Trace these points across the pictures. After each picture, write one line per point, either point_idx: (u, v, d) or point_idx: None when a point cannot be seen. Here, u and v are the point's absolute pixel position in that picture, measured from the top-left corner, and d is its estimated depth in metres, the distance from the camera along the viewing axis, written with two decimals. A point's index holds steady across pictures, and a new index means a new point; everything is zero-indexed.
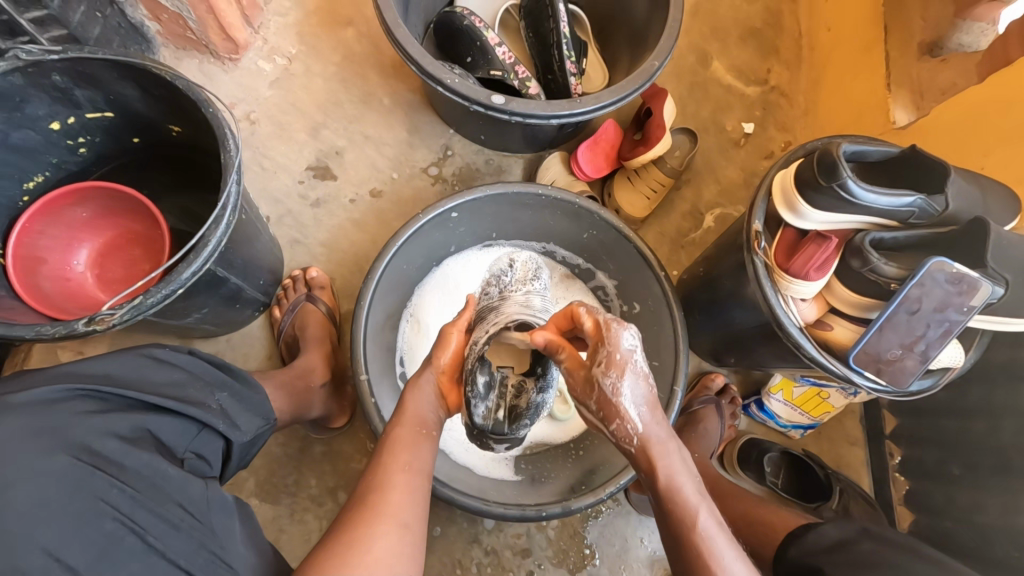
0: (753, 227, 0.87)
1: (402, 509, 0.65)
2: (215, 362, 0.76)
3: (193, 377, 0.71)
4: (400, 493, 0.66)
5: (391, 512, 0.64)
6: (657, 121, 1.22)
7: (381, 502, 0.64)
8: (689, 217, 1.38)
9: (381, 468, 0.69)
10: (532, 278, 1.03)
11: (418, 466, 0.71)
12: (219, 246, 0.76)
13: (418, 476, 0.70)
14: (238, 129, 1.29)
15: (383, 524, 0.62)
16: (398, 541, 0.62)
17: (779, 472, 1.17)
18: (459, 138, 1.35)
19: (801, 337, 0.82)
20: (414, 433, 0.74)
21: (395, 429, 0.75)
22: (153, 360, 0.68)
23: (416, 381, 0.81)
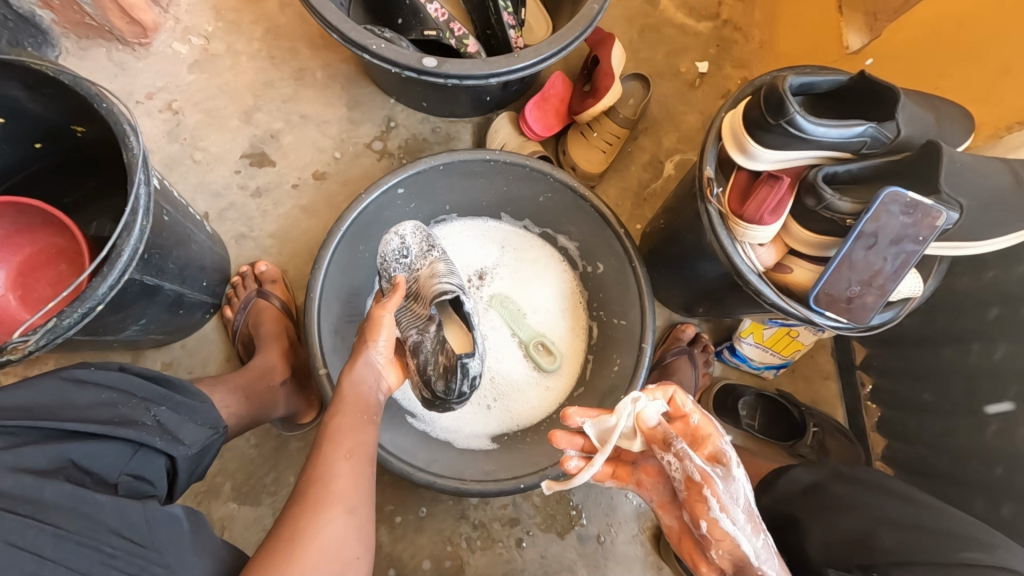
0: (704, 173, 0.83)
1: (348, 494, 0.65)
2: (149, 375, 0.71)
3: (124, 397, 0.66)
4: (345, 478, 0.66)
5: (335, 500, 0.63)
6: (605, 69, 1.16)
7: (325, 490, 0.64)
8: (649, 167, 1.34)
9: (321, 458, 0.68)
10: (428, 246, 1.00)
11: (361, 451, 0.70)
12: (137, 254, 0.71)
13: (363, 461, 0.69)
14: (162, 120, 1.19)
15: (328, 511, 0.62)
16: (345, 527, 0.62)
17: (755, 413, 1.17)
18: (402, 107, 1.27)
19: (760, 283, 0.80)
20: (357, 417, 0.75)
21: (336, 417, 0.74)
22: (75, 383, 0.64)
23: (351, 364, 0.80)
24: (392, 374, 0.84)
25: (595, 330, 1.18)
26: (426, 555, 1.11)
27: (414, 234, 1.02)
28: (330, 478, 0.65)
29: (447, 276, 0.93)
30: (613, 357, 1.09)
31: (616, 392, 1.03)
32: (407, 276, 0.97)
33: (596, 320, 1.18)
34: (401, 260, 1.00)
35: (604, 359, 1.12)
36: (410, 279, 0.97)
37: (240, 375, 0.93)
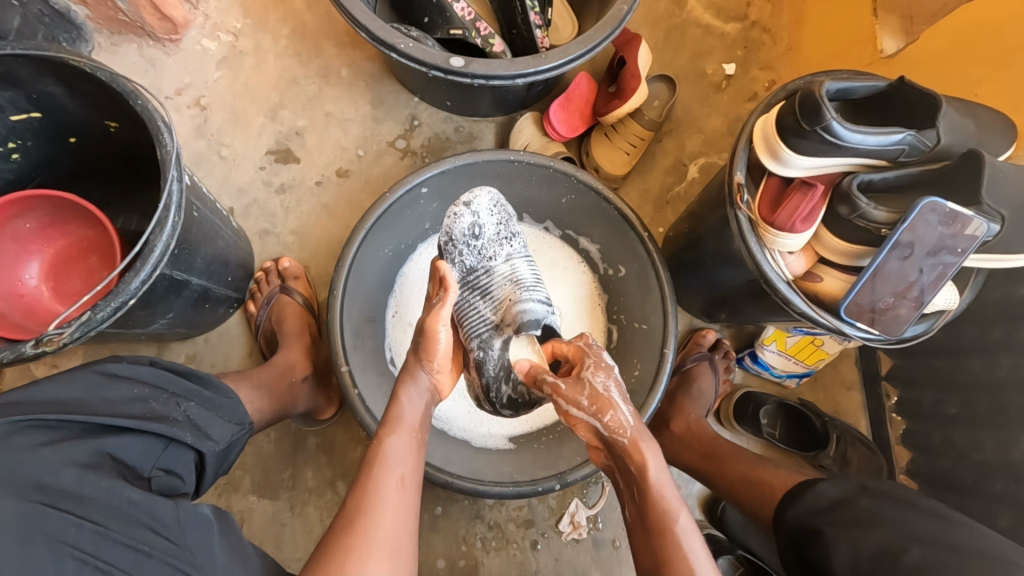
0: (734, 178, 0.81)
1: (394, 531, 0.65)
2: (179, 370, 0.73)
3: (155, 391, 0.68)
4: (391, 513, 0.66)
5: (381, 536, 0.63)
6: (632, 71, 1.15)
7: (371, 525, 0.64)
8: (672, 170, 1.33)
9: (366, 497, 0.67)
10: (506, 233, 1.02)
11: (411, 480, 0.71)
12: (169, 249, 0.71)
13: (409, 492, 0.69)
14: (190, 116, 1.21)
15: (374, 549, 0.62)
16: (389, 567, 0.62)
17: (776, 423, 1.15)
18: (425, 106, 1.27)
19: (789, 292, 0.78)
20: (410, 439, 0.75)
21: (390, 439, 0.73)
22: (110, 377, 0.65)
23: (407, 378, 0.82)
24: (446, 382, 0.88)
25: (614, 334, 1.17)
26: (441, 554, 1.11)
27: (490, 211, 1.02)
28: (378, 512, 0.65)
29: (527, 287, 0.97)
30: (633, 362, 1.08)
31: (637, 398, 1.03)
32: (479, 262, 1.00)
33: (615, 324, 1.17)
34: (473, 239, 1.00)
35: (623, 363, 1.11)
36: (480, 270, 0.99)
37: (263, 372, 0.93)
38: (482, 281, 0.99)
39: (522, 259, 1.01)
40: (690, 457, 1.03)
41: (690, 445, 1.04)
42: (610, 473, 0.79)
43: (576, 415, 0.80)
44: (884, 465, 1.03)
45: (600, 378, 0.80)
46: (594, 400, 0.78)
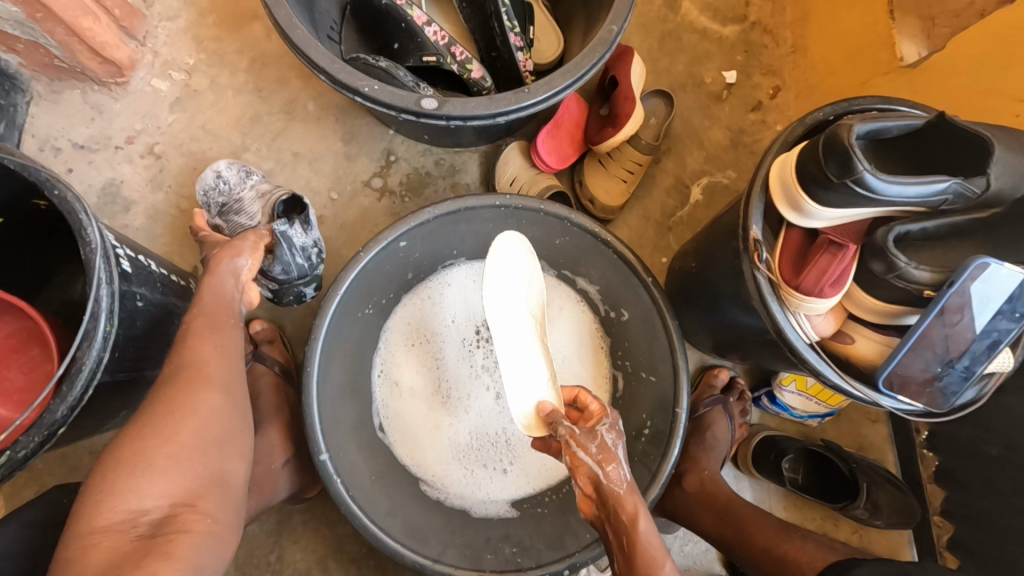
0: (751, 234, 0.70)
1: (220, 373, 0.64)
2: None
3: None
4: (212, 351, 0.65)
5: (211, 381, 0.63)
6: (626, 93, 1.05)
7: (197, 371, 0.62)
8: (675, 193, 1.21)
9: (153, 409, 0.58)
10: (245, 175, 0.96)
11: (193, 426, 0.58)
12: (102, 363, 0.61)
13: (217, 427, 0.59)
14: (144, 167, 1.10)
15: (204, 391, 0.61)
16: (223, 404, 0.61)
17: (799, 467, 1.06)
18: (402, 139, 1.17)
19: (821, 364, 0.68)
20: (210, 391, 0.62)
21: (199, 344, 0.65)
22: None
23: (213, 269, 0.72)
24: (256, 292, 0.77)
25: (620, 383, 1.08)
26: None
27: (238, 172, 0.97)
28: (182, 420, 0.57)
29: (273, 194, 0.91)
30: (641, 416, 1.00)
31: (651, 463, 0.93)
32: (217, 218, 0.94)
33: (621, 372, 1.07)
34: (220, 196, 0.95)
35: (632, 418, 1.02)
36: (232, 204, 0.93)
37: None
38: (232, 213, 0.93)
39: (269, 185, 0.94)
40: (705, 518, 0.95)
41: (705, 504, 0.97)
42: (600, 526, 0.68)
43: (579, 466, 0.68)
44: (917, 504, 0.96)
45: (607, 434, 0.69)
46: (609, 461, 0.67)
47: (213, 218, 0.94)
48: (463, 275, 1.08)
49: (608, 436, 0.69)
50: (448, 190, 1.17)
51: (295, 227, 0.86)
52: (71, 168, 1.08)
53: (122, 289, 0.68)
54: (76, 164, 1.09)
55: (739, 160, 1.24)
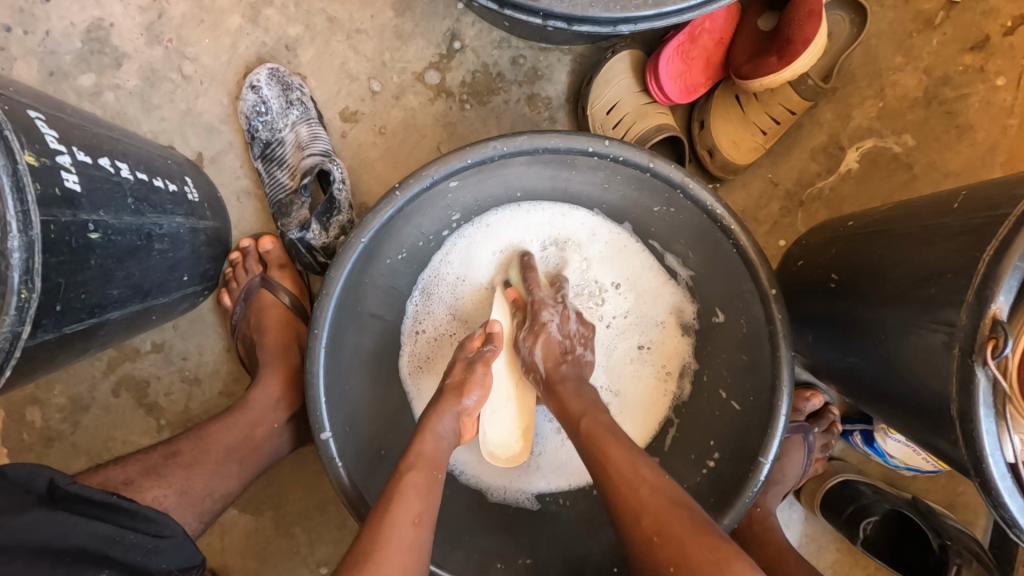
0: (990, 308, 0.45)
1: (436, 456, 0.64)
2: (97, 502, 0.50)
3: (47, 562, 0.45)
4: (432, 440, 0.65)
5: (427, 464, 0.62)
6: (811, 5, 0.70)
7: (412, 452, 0.63)
8: (822, 156, 0.90)
9: (388, 513, 0.56)
10: (287, 104, 0.83)
11: (427, 517, 0.58)
12: (22, 337, 0.44)
13: (427, 531, 0.57)
14: (139, 8, 0.85)
15: (407, 477, 0.60)
16: (428, 486, 0.60)
17: (874, 522, 0.88)
18: (473, 20, 0.86)
19: (1020, 513, 0.47)
20: (428, 478, 0.61)
21: (431, 425, 0.66)
22: None
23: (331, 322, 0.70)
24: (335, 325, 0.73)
25: (686, 388, 0.87)
26: None
27: (279, 91, 0.83)
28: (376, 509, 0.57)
29: (313, 144, 0.81)
30: (709, 442, 0.81)
31: (708, 501, 0.76)
32: (257, 159, 0.85)
33: (692, 377, 0.87)
34: (259, 122, 0.84)
35: (693, 439, 0.84)
36: (274, 145, 0.83)
37: (231, 426, 0.71)
38: (275, 158, 0.84)
39: (313, 125, 0.83)
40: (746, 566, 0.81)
41: (754, 549, 0.82)
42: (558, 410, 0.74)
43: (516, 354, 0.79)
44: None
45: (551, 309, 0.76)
46: (570, 333, 0.77)
47: (256, 158, 0.85)
48: (542, 215, 0.85)
49: (549, 315, 0.76)
50: (522, 103, 0.88)
51: (339, 179, 0.79)
52: None
53: (59, 219, 0.49)
54: None
55: (926, 122, 0.89)
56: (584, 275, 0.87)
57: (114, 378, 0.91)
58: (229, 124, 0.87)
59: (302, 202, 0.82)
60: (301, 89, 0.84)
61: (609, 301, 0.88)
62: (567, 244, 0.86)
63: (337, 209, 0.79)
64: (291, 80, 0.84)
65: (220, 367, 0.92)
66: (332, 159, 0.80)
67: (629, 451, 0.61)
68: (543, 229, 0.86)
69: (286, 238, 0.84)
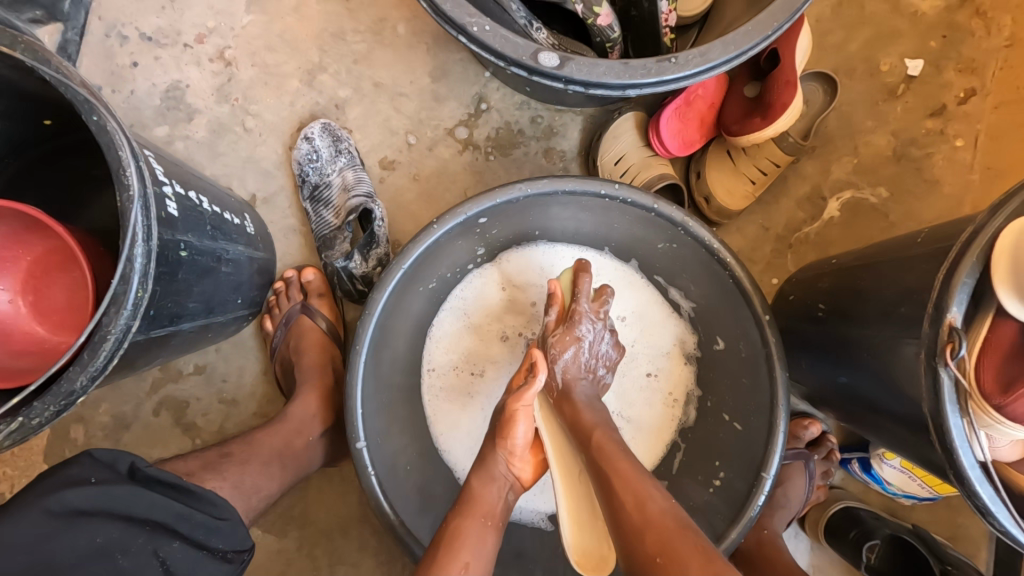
0: (947, 318, 0.53)
1: (493, 505, 0.67)
2: (169, 485, 0.57)
3: (131, 531, 0.53)
4: (487, 486, 0.68)
5: (481, 509, 0.65)
6: (786, 77, 0.84)
7: (472, 497, 0.67)
8: (807, 204, 1.01)
9: (439, 559, 0.60)
10: (336, 153, 0.95)
11: (476, 566, 0.60)
12: (132, 330, 0.52)
13: None
14: (212, 73, 0.99)
15: (468, 519, 0.64)
16: (483, 532, 0.63)
17: (877, 549, 0.91)
18: (498, 85, 1.00)
19: (993, 501, 0.53)
20: (480, 527, 0.63)
21: (480, 484, 0.69)
22: (68, 517, 0.51)
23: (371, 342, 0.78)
24: (378, 351, 0.80)
25: (691, 414, 0.94)
26: None
27: (329, 142, 0.96)
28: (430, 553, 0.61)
29: (357, 187, 0.93)
30: (715, 463, 0.86)
31: (716, 519, 0.81)
32: (306, 200, 0.96)
33: (696, 403, 0.93)
34: (310, 168, 0.96)
35: (700, 461, 0.89)
36: (322, 188, 0.95)
37: (275, 434, 0.78)
38: (322, 199, 0.95)
39: (357, 171, 0.95)
40: None
41: (762, 571, 0.85)
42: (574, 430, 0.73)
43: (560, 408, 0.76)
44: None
45: (587, 327, 0.79)
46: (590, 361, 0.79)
47: (305, 199, 0.97)
48: (557, 254, 0.94)
49: (585, 330, 0.79)
50: (540, 155, 1.00)
51: (380, 215, 0.89)
52: (136, 63, 0.98)
53: (163, 237, 0.58)
54: (142, 58, 0.98)
55: (897, 176, 1.01)
56: None
57: (156, 398, 0.97)
58: (282, 170, 0.99)
59: (345, 237, 0.92)
60: (348, 141, 0.97)
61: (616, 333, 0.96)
62: (578, 281, 0.95)
63: (377, 242, 0.89)
64: (340, 133, 0.97)
65: (256, 389, 0.98)
66: (374, 200, 0.91)
67: (639, 477, 0.60)
68: (557, 266, 0.95)
69: (328, 268, 0.94)
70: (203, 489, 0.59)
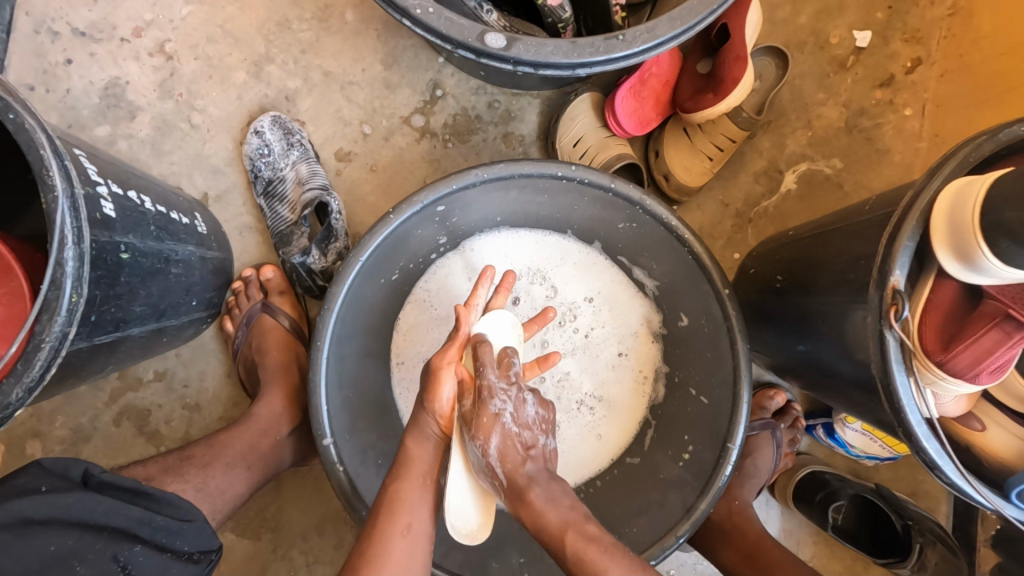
0: (890, 281, 0.54)
1: (426, 460, 0.65)
2: (125, 489, 0.56)
3: (87, 538, 0.51)
4: (420, 443, 0.66)
5: (415, 469, 0.64)
6: (737, 52, 0.84)
7: (404, 456, 0.66)
8: (764, 178, 1.03)
9: (378, 527, 0.61)
10: (288, 146, 0.93)
11: (419, 529, 0.62)
12: (70, 338, 0.50)
13: (418, 542, 0.61)
14: (153, 68, 0.95)
15: (408, 482, 0.63)
16: (422, 494, 0.63)
17: (843, 509, 0.95)
18: (452, 70, 0.98)
19: (939, 455, 0.55)
20: (417, 488, 0.63)
21: (413, 443, 0.66)
22: (19, 528, 0.49)
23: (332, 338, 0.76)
24: (341, 345, 0.79)
25: (661, 391, 0.95)
26: None
27: (281, 135, 0.93)
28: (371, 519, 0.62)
29: (312, 180, 0.90)
30: (683, 438, 0.88)
31: (686, 491, 0.82)
32: (260, 197, 0.94)
33: (665, 380, 0.94)
34: (262, 162, 0.93)
35: (669, 436, 0.90)
36: (276, 183, 0.92)
37: (240, 435, 0.77)
38: (276, 194, 0.92)
39: (312, 164, 0.93)
40: (729, 555, 0.86)
41: (733, 539, 0.87)
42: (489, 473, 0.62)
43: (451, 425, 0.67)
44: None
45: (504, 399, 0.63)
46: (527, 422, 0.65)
47: (259, 195, 0.94)
48: (520, 239, 0.95)
49: (502, 403, 0.63)
50: (498, 140, 0.99)
51: (337, 208, 0.88)
52: (69, 60, 0.93)
53: (99, 239, 0.56)
54: (76, 55, 0.93)
55: (850, 147, 1.03)
56: (559, 294, 0.96)
57: (116, 408, 0.94)
58: (233, 166, 0.96)
59: (302, 232, 0.90)
60: (300, 133, 0.94)
61: (583, 315, 0.97)
62: (545, 266, 0.96)
63: (335, 235, 0.87)
64: (292, 126, 0.94)
65: (221, 392, 0.96)
66: (330, 193, 0.89)
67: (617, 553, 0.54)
68: (522, 252, 0.95)
69: (287, 264, 0.92)
70: (161, 493, 0.58)
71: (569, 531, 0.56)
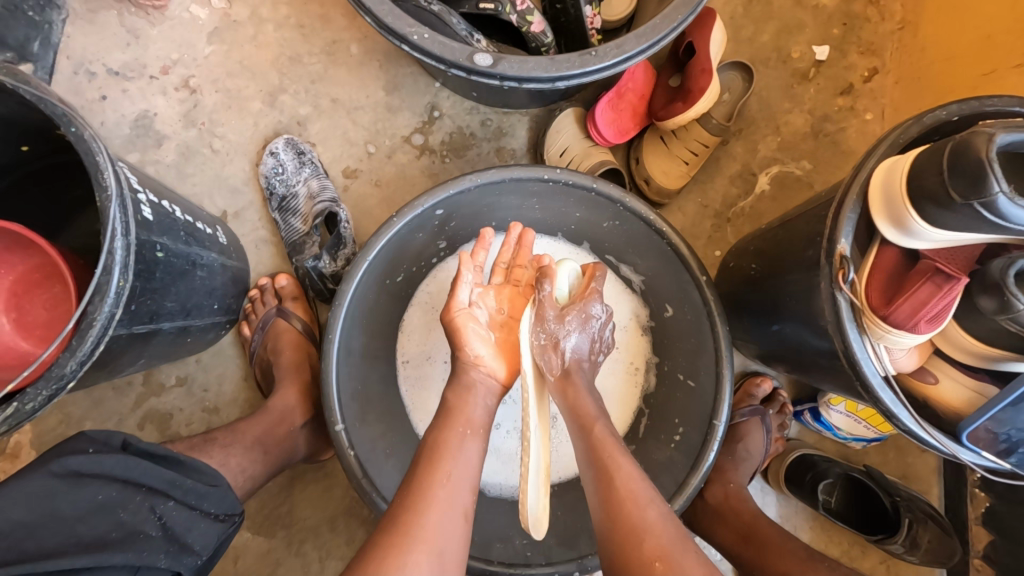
0: (836, 249, 0.61)
1: (470, 414, 0.69)
2: (159, 454, 0.62)
3: (128, 491, 0.58)
4: (464, 395, 0.71)
5: (458, 421, 0.67)
6: (703, 65, 0.94)
7: (449, 409, 0.69)
8: (739, 181, 1.11)
9: (423, 470, 0.61)
10: (300, 164, 1.02)
11: (461, 474, 0.62)
12: (115, 319, 0.57)
13: (462, 488, 0.61)
14: (178, 100, 1.05)
15: (451, 429, 0.66)
16: (464, 440, 0.65)
17: (834, 489, 0.99)
18: (448, 93, 1.08)
19: (895, 404, 0.60)
20: (459, 435, 0.66)
21: (467, 398, 0.71)
22: (71, 478, 0.55)
23: (341, 335, 0.83)
24: (352, 339, 0.85)
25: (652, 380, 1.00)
26: None
27: (293, 155, 1.02)
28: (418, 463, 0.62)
29: (322, 194, 0.99)
30: (673, 421, 0.93)
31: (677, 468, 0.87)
32: (274, 211, 1.02)
33: (656, 369, 1.00)
34: (275, 180, 1.02)
35: (661, 422, 0.95)
36: (288, 198, 1.01)
37: (258, 423, 0.83)
38: (288, 208, 1.01)
39: (321, 180, 1.02)
40: (725, 533, 0.89)
41: (727, 518, 0.91)
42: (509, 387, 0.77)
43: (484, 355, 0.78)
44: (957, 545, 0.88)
45: (566, 330, 0.76)
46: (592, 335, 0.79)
47: (273, 211, 1.03)
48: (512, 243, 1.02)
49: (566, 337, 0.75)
50: (492, 154, 1.08)
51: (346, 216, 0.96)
52: (104, 96, 1.04)
53: (140, 237, 0.64)
54: (110, 91, 1.04)
55: (817, 149, 1.11)
56: None
57: (140, 413, 1.00)
58: (250, 186, 1.05)
59: (314, 241, 0.98)
60: (311, 153, 1.04)
61: None
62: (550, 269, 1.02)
63: (343, 241, 0.95)
64: (303, 147, 1.04)
65: (238, 395, 1.02)
66: (338, 204, 0.97)
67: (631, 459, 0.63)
68: None
69: (300, 271, 1.00)
70: (192, 458, 0.64)
71: (621, 499, 0.59)
